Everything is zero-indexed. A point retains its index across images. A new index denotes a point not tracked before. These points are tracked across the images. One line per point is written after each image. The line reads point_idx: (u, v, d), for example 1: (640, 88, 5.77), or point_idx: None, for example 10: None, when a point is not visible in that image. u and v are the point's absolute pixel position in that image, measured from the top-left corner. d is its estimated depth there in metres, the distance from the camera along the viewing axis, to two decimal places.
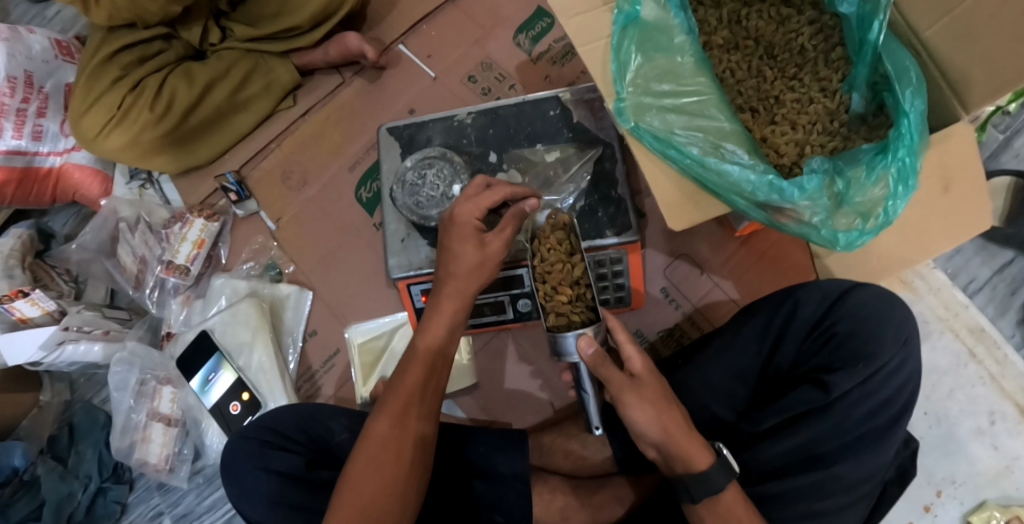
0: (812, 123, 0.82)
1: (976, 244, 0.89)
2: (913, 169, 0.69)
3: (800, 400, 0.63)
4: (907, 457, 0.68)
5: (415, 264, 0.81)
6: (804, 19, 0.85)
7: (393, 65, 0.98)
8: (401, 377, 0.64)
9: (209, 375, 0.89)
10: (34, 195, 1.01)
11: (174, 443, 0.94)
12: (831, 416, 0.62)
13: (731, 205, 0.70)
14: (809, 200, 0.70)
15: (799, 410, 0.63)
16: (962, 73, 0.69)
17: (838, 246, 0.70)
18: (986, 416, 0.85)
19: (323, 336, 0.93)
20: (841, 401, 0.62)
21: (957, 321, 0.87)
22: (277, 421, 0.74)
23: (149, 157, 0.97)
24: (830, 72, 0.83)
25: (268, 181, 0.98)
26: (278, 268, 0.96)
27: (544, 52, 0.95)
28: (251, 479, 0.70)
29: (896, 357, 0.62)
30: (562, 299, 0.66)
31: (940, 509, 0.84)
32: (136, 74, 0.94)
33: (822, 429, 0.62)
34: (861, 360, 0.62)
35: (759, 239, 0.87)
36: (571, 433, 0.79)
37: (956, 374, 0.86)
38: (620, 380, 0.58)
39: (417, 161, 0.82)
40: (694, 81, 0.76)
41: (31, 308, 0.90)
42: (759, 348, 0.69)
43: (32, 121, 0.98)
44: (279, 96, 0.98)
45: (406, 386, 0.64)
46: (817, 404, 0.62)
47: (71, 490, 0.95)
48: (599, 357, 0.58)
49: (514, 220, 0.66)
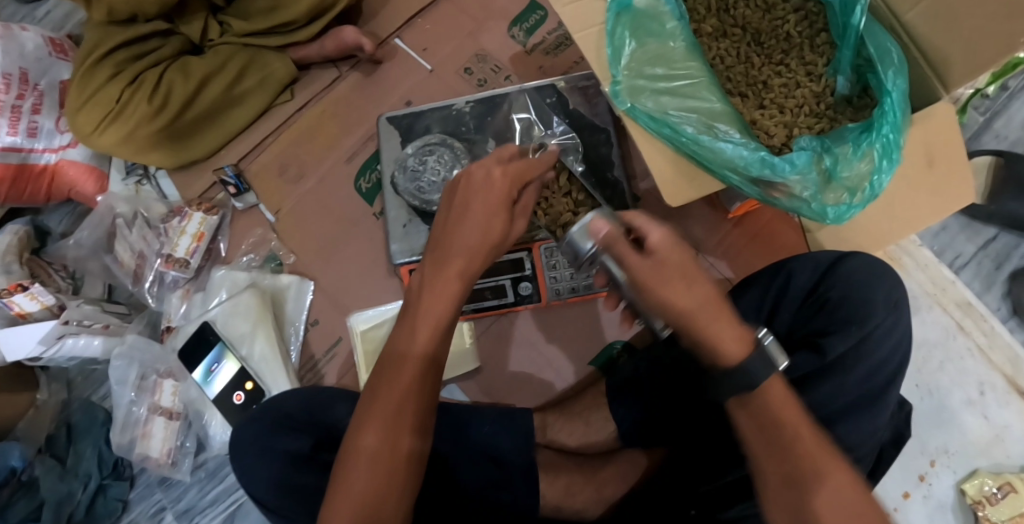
0: (799, 106, 0.85)
1: (961, 221, 0.92)
2: (897, 144, 0.72)
3: (802, 364, 0.64)
4: (901, 421, 0.70)
5: (417, 250, 0.84)
6: (790, 6, 0.87)
7: (389, 58, 0.99)
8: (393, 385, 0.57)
9: (211, 366, 0.90)
10: (29, 193, 1.01)
11: (176, 436, 0.94)
12: (830, 378, 0.63)
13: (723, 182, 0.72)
14: (798, 175, 0.72)
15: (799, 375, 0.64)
16: (940, 52, 0.73)
17: (827, 220, 0.73)
18: (975, 387, 0.88)
19: (325, 325, 0.94)
20: (838, 364, 0.64)
21: (945, 296, 0.90)
22: (286, 404, 0.74)
23: (145, 152, 0.96)
24: (816, 56, 0.86)
25: (265, 174, 0.98)
26: (279, 259, 0.96)
27: (538, 43, 0.96)
28: (263, 466, 0.70)
29: (886, 320, 0.65)
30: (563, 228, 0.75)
31: (934, 478, 0.87)
32: (132, 69, 0.94)
33: (828, 391, 0.63)
34: (854, 322, 0.65)
35: (752, 220, 0.89)
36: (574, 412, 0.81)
37: (946, 346, 0.89)
38: (632, 259, 0.48)
39: (418, 148, 0.83)
40: (685, 65, 0.79)
41: (31, 302, 0.90)
42: (757, 317, 0.70)
43: (26, 118, 0.98)
44: (276, 89, 0.99)
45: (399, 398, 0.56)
46: (814, 367, 0.64)
47: (71, 489, 0.94)
48: (608, 235, 0.50)
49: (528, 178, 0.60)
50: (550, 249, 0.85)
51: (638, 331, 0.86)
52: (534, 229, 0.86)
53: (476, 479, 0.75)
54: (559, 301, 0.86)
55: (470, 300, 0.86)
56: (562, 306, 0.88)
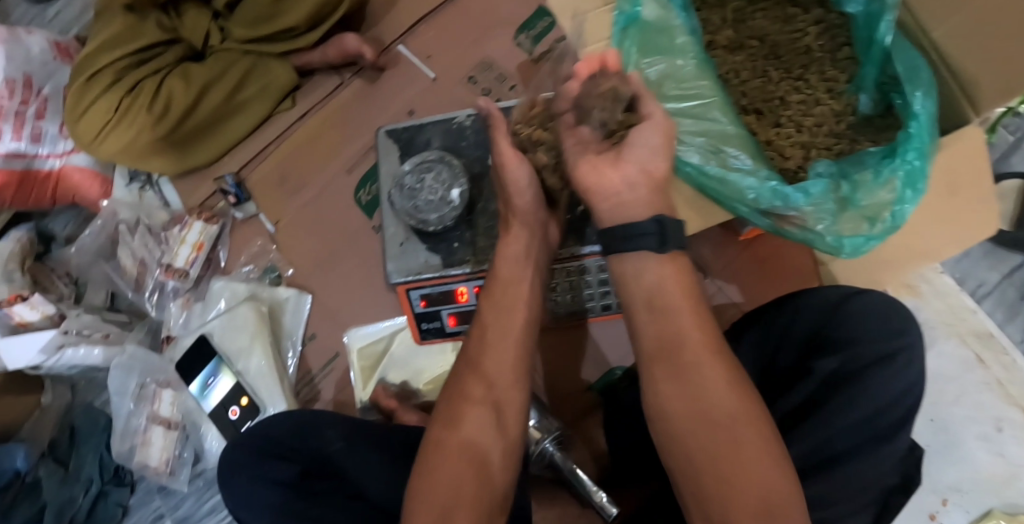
0: (817, 125, 0.80)
1: (985, 247, 0.90)
2: (922, 172, 0.67)
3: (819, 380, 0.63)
4: (911, 465, 0.67)
5: (414, 269, 0.79)
6: (810, 18, 0.83)
7: (392, 65, 0.96)
8: None
9: (208, 379, 0.89)
10: (33, 198, 1.03)
11: (175, 446, 0.94)
12: (843, 418, 0.61)
13: (796, 208, 0.68)
14: (813, 205, 0.68)
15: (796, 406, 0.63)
16: (970, 71, 0.66)
17: (843, 253, 0.67)
18: (992, 423, 0.86)
19: (322, 340, 0.91)
20: (852, 380, 0.62)
21: (963, 326, 0.89)
22: (272, 429, 0.72)
23: (147, 160, 0.96)
24: (836, 72, 0.81)
25: (266, 183, 0.96)
26: (278, 271, 0.94)
27: (545, 51, 0.93)
28: (260, 497, 0.68)
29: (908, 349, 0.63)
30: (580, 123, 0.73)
31: (945, 517, 0.84)
32: (131, 78, 0.93)
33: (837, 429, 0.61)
34: (872, 363, 0.62)
35: (762, 243, 0.84)
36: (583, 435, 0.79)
37: (962, 379, 0.87)
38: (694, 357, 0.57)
39: (415, 164, 0.79)
40: (696, 84, 0.72)
41: (31, 312, 0.90)
42: (757, 356, 0.68)
43: (30, 123, 0.98)
44: (277, 97, 0.97)
45: None
46: (812, 394, 0.63)
47: (72, 494, 0.96)
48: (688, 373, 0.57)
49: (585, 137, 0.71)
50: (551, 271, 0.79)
51: None
52: None
53: None
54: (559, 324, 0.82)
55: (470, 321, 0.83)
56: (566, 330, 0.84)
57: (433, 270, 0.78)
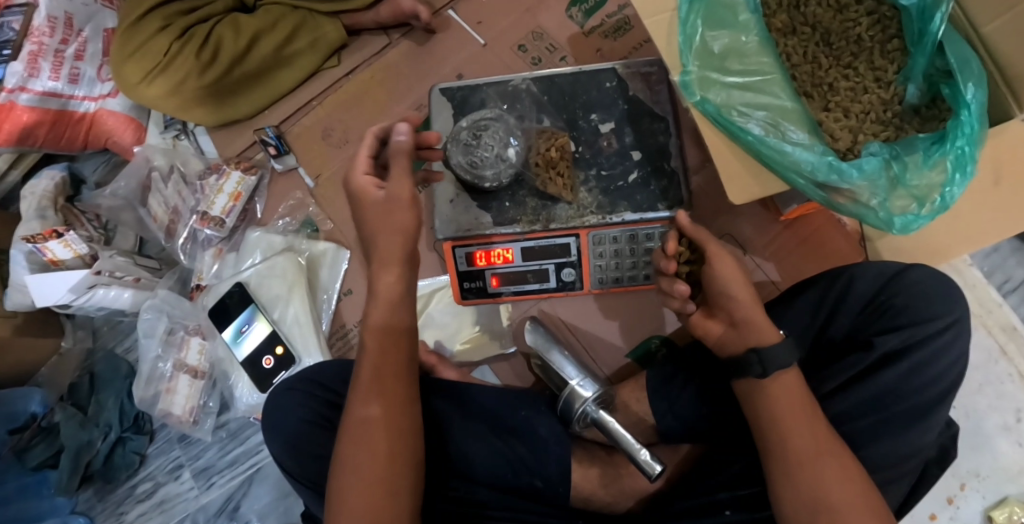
0: (865, 112, 0.79)
1: (1014, 244, 0.94)
2: (971, 156, 0.68)
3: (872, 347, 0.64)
4: (949, 440, 0.69)
5: (465, 226, 0.80)
6: (862, 8, 0.81)
7: (443, 29, 0.97)
8: (371, 376, 0.64)
9: (242, 326, 0.89)
10: (66, 138, 1.01)
11: (201, 395, 0.93)
12: (899, 384, 0.63)
13: (851, 183, 0.69)
14: (867, 181, 0.70)
15: (852, 372, 0.65)
16: (1017, 68, 0.67)
17: (893, 230, 0.69)
18: (1012, 413, 0.89)
19: (358, 296, 0.91)
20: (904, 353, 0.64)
21: (990, 318, 0.92)
22: (322, 374, 0.75)
23: (188, 108, 0.96)
24: (885, 62, 0.80)
25: (308, 137, 0.96)
26: (315, 226, 0.94)
27: (597, 25, 0.94)
28: (314, 442, 0.71)
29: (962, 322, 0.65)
30: (557, 184, 0.78)
31: (962, 501, 0.87)
32: (182, 22, 0.95)
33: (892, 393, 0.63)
34: (928, 334, 0.64)
35: (804, 223, 0.86)
36: (627, 400, 0.79)
37: (987, 369, 0.90)
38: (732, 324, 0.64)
39: (473, 122, 0.81)
40: (758, 60, 0.76)
41: (64, 249, 0.91)
42: (812, 321, 0.70)
43: (69, 63, 0.98)
44: (324, 53, 0.97)
45: (378, 376, 0.64)
46: (867, 367, 0.65)
47: (90, 438, 0.94)
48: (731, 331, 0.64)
49: (552, 169, 0.78)
50: (598, 238, 0.80)
51: (679, 328, 0.85)
52: (585, 215, 0.79)
53: (511, 460, 0.74)
54: (602, 289, 0.84)
55: (512, 283, 0.84)
56: (605, 295, 0.86)
57: (484, 228, 0.79)
